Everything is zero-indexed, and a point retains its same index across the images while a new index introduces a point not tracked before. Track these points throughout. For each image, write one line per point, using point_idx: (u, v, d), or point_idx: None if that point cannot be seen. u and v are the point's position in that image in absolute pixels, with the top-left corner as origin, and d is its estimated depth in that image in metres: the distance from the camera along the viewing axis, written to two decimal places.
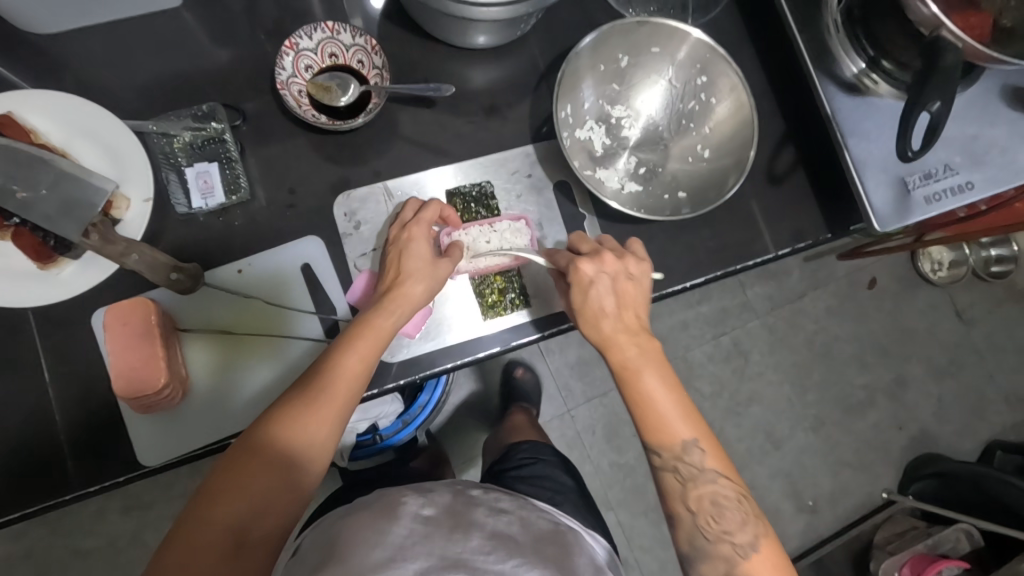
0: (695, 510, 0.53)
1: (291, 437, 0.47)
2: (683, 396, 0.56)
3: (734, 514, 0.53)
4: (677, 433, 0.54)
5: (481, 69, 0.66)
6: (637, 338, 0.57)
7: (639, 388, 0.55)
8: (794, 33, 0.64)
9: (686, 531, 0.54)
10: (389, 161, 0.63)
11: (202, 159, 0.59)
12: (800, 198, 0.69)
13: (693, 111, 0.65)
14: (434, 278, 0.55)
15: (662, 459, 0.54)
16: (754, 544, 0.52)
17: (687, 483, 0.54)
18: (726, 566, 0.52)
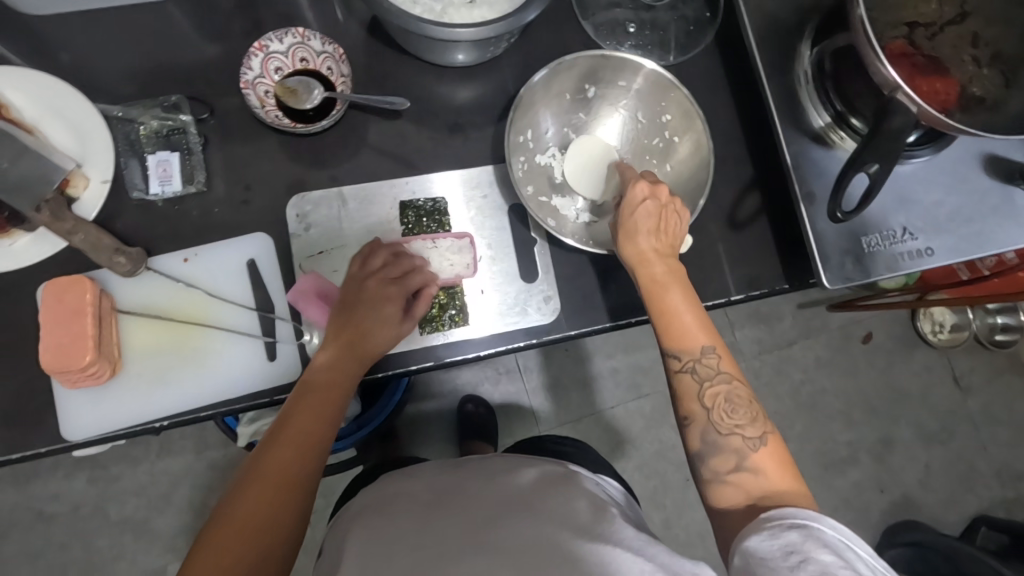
0: (710, 405, 0.53)
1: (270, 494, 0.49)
2: (702, 310, 0.56)
3: (746, 412, 0.53)
4: (696, 339, 0.54)
5: (452, 87, 0.67)
6: (654, 250, 0.56)
7: (663, 301, 0.55)
8: (764, 80, 0.63)
9: (699, 427, 0.53)
10: (348, 168, 0.64)
11: (165, 148, 0.61)
12: (761, 247, 0.68)
13: (656, 148, 0.65)
14: (391, 322, 0.56)
15: (680, 362, 0.54)
16: (763, 440, 0.52)
17: (703, 382, 0.53)
18: (736, 459, 0.51)
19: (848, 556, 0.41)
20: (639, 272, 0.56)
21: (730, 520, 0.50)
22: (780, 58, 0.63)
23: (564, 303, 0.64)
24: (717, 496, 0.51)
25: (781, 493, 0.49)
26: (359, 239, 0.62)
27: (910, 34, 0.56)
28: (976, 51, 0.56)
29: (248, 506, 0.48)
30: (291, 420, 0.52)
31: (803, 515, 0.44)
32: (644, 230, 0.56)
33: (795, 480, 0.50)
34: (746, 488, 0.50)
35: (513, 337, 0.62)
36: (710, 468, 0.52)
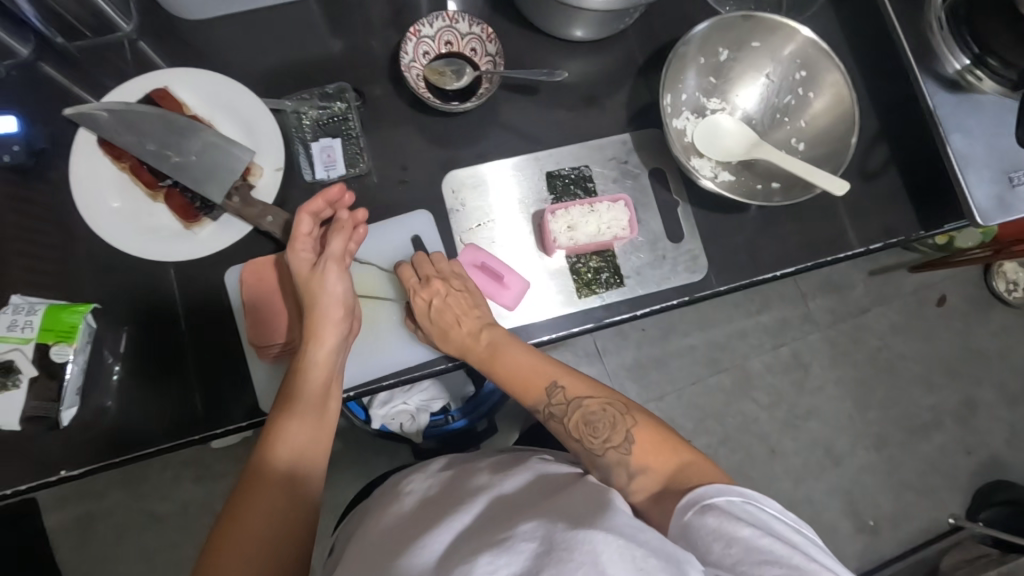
0: (578, 435, 0.54)
1: (261, 481, 0.50)
2: (536, 351, 0.59)
3: (607, 426, 0.53)
4: (540, 382, 0.57)
5: (580, 59, 0.69)
6: (550, 369, 0.57)
7: (505, 374, 0.58)
8: (898, 31, 0.65)
9: (584, 460, 0.54)
10: (491, 144, 0.67)
11: (326, 135, 0.64)
12: (894, 195, 0.69)
13: (788, 106, 0.67)
14: (332, 282, 0.56)
15: (550, 408, 0.56)
16: (630, 440, 0.52)
17: (562, 417, 0.55)
18: (627, 472, 0.51)
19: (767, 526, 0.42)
20: (555, 380, 0.57)
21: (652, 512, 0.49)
22: (910, 8, 0.66)
23: (707, 260, 0.66)
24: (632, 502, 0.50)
25: (675, 472, 0.49)
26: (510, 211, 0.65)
27: None
28: None
29: (238, 507, 0.49)
30: (249, 502, 0.49)
31: (716, 492, 0.45)
32: (504, 346, 0.58)
33: (680, 466, 0.50)
34: (649, 484, 0.50)
35: (665, 296, 0.65)
36: (617, 490, 0.51)
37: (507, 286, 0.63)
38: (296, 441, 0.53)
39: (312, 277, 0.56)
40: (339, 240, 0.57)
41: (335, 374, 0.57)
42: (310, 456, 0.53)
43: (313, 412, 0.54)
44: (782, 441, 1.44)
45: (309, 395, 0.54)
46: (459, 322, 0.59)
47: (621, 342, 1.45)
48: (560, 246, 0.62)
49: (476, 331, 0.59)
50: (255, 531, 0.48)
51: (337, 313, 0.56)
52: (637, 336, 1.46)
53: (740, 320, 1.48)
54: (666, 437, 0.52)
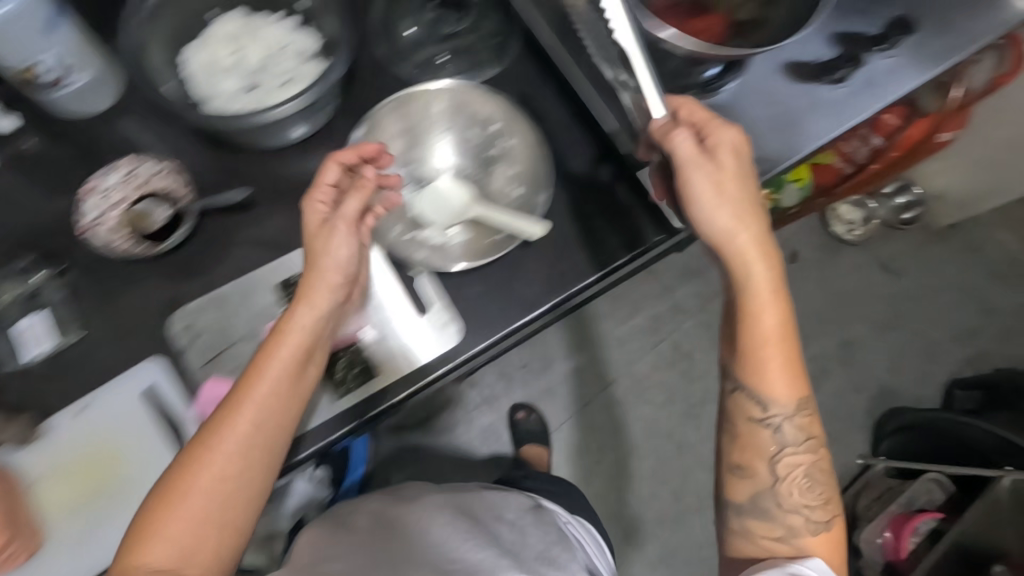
0: (781, 475, 0.62)
1: (198, 469, 0.52)
2: (780, 285, 0.60)
3: (822, 492, 0.63)
4: (789, 398, 0.61)
5: (294, 163, 0.70)
6: (766, 263, 0.59)
7: (761, 324, 0.59)
8: (570, 69, 0.71)
9: (763, 485, 0.63)
10: (217, 270, 0.65)
11: (29, 312, 0.62)
12: (628, 208, 0.69)
13: (497, 159, 0.71)
14: (332, 241, 0.58)
15: (767, 413, 0.61)
16: (825, 524, 0.63)
17: (787, 446, 0.62)
18: (784, 530, 0.62)
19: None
20: (751, 272, 0.59)
21: (756, 565, 0.63)
22: (572, 44, 0.71)
23: (458, 320, 0.66)
24: (742, 543, 0.65)
25: (798, 551, 0.62)
26: (247, 332, 0.63)
27: None
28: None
29: (129, 528, 0.52)
30: (195, 464, 0.53)
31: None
32: (732, 209, 0.58)
33: (833, 550, 0.63)
34: (768, 547, 0.63)
35: (422, 373, 0.65)
36: (748, 525, 0.64)
37: None
38: (262, 412, 0.54)
39: (322, 232, 0.58)
40: (355, 200, 0.59)
41: (320, 342, 0.59)
42: (268, 434, 0.55)
43: (283, 387, 0.55)
44: (685, 434, 1.46)
45: (285, 364, 0.56)
46: (728, 180, 0.58)
47: (508, 384, 1.45)
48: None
49: (733, 227, 0.58)
50: (188, 484, 0.52)
51: (334, 279, 0.57)
52: (522, 373, 1.46)
53: (617, 328, 1.50)
54: (802, 388, 0.62)
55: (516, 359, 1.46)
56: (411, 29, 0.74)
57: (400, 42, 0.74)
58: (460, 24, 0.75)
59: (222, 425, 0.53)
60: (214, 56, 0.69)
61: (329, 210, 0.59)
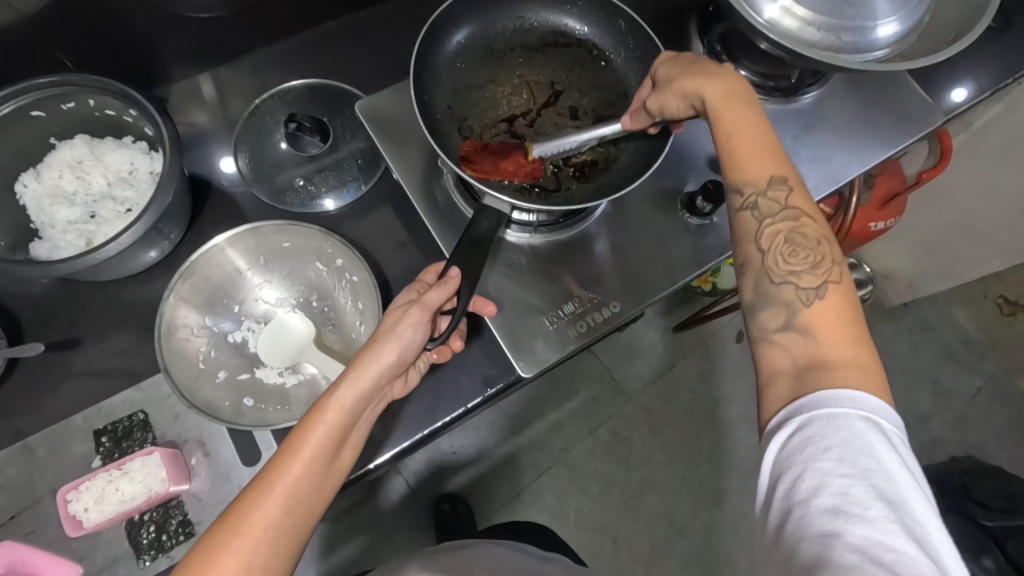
0: (768, 245, 0.51)
1: (217, 557, 0.43)
2: (752, 110, 0.53)
3: (808, 256, 0.50)
4: (762, 171, 0.52)
5: (137, 292, 0.67)
6: (718, 79, 0.53)
7: (735, 143, 0.52)
8: (415, 198, 0.65)
9: (753, 273, 0.51)
10: (39, 416, 0.62)
11: None
12: (484, 345, 0.67)
13: (344, 290, 0.65)
14: (409, 317, 0.53)
15: (743, 197, 0.52)
16: (822, 289, 0.48)
17: (765, 219, 0.51)
18: (787, 316, 0.48)
19: (856, 458, 0.40)
20: (705, 96, 0.53)
21: (773, 385, 0.46)
22: (426, 172, 0.67)
23: None
24: (764, 346, 0.48)
25: (828, 355, 0.45)
26: (57, 486, 0.58)
27: (511, 127, 0.61)
28: (577, 121, 0.62)
29: None
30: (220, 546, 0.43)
31: (825, 399, 0.43)
32: (679, 76, 0.55)
33: (854, 343, 0.46)
34: (791, 346, 0.47)
35: None
36: (757, 321, 0.49)
37: None
38: (300, 477, 0.47)
39: (394, 313, 0.54)
40: (440, 292, 0.53)
41: (357, 421, 0.53)
42: (299, 517, 0.46)
43: (322, 461, 0.48)
44: (621, 527, 1.38)
45: (323, 441, 0.49)
46: (690, 71, 0.55)
47: (436, 471, 1.39)
48: (88, 525, 0.56)
49: (680, 71, 0.55)
50: (237, 561, 0.43)
51: (390, 360, 0.52)
52: (452, 460, 1.40)
53: (553, 411, 1.45)
54: (772, 159, 0.52)
55: (446, 444, 1.40)
56: (282, 144, 0.72)
57: (262, 164, 0.72)
58: (322, 146, 0.73)
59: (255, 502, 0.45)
60: (55, 180, 0.66)
61: (415, 293, 0.56)
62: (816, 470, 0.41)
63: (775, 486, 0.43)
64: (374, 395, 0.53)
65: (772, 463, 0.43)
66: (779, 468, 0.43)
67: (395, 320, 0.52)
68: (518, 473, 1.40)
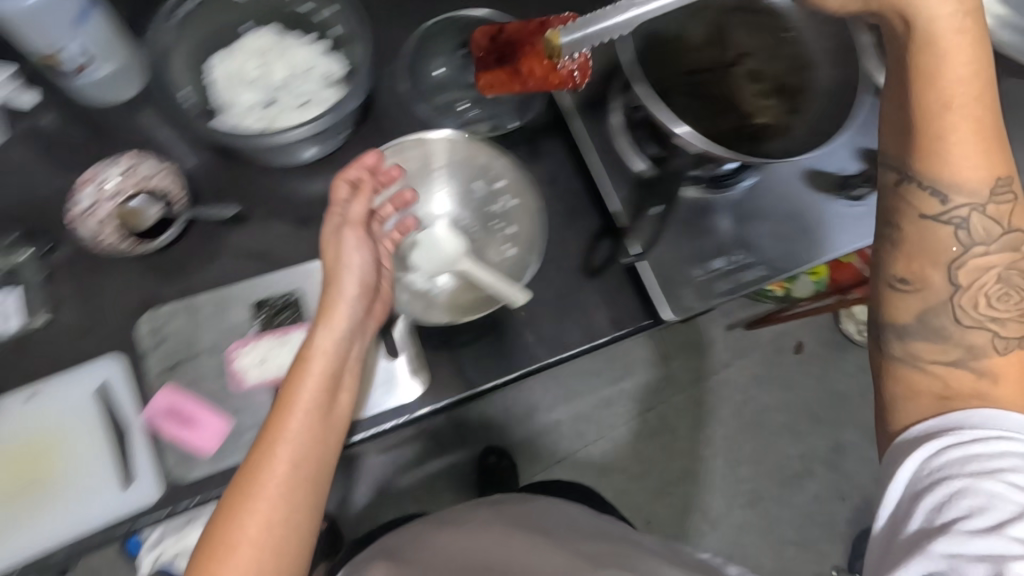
0: (968, 283, 0.49)
1: (245, 514, 0.46)
2: (981, 74, 0.46)
3: (1011, 303, 0.49)
4: (993, 169, 0.48)
5: (299, 183, 0.70)
6: (958, 7, 0.45)
7: (948, 101, 0.46)
8: (583, 135, 0.68)
9: (930, 298, 0.50)
10: (201, 277, 0.65)
11: (6, 288, 0.61)
12: (618, 289, 0.70)
13: (497, 213, 0.68)
14: (356, 253, 0.55)
15: (947, 205, 0.49)
16: (1013, 343, 0.48)
17: (970, 245, 0.49)
18: (943, 350, 0.49)
19: (1018, 480, 0.43)
20: (931, 28, 0.46)
21: (917, 404, 0.49)
22: (593, 113, 0.68)
23: (427, 375, 0.65)
24: (913, 376, 0.50)
25: (987, 396, 0.47)
26: (215, 344, 0.62)
27: (695, 80, 0.63)
28: (759, 85, 0.63)
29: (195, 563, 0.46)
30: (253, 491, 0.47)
31: (986, 419, 0.46)
32: None
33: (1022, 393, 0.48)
34: (948, 379, 0.49)
35: (392, 415, 0.64)
36: (909, 349, 0.50)
37: (198, 427, 0.59)
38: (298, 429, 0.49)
39: (332, 244, 0.55)
40: (360, 205, 0.56)
41: (348, 363, 0.54)
42: (310, 472, 0.49)
43: (315, 412, 0.50)
44: (657, 510, 1.41)
45: (313, 393, 0.50)
46: None
47: (486, 424, 1.41)
48: (248, 384, 0.60)
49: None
50: (260, 517, 0.46)
51: (355, 293, 0.54)
52: (503, 417, 1.42)
53: (607, 388, 1.47)
54: (994, 153, 0.48)
55: (499, 400, 1.42)
56: (440, 70, 0.75)
57: (427, 85, 0.75)
58: None
59: (263, 461, 0.48)
60: (241, 64, 0.69)
61: (339, 215, 0.56)
62: (977, 491, 0.44)
63: (917, 497, 0.47)
64: (354, 336, 0.54)
65: (917, 477, 0.47)
66: (925, 482, 0.46)
67: (338, 250, 0.54)
68: (564, 440, 1.43)
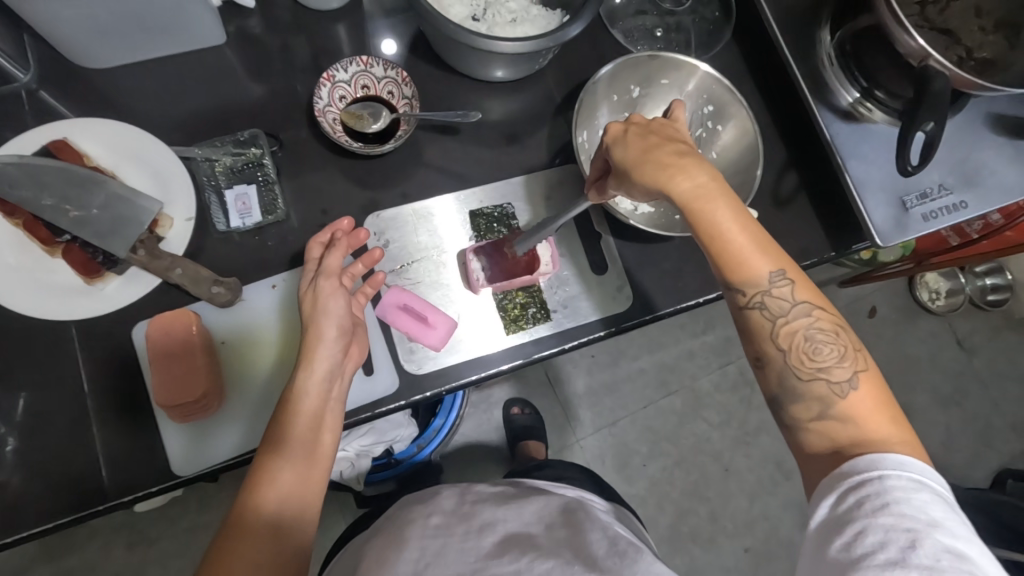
0: (787, 347, 0.49)
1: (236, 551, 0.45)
2: (754, 225, 0.49)
3: (831, 348, 0.48)
4: (758, 269, 0.49)
5: (500, 101, 0.71)
6: (694, 173, 0.48)
7: (716, 233, 0.48)
8: (791, 66, 0.69)
9: (775, 369, 0.50)
10: (415, 185, 0.67)
11: (241, 182, 0.63)
12: (806, 220, 0.72)
13: (700, 138, 0.69)
14: (335, 296, 0.56)
15: (746, 296, 0.49)
16: (852, 381, 0.47)
17: (777, 318, 0.49)
18: (820, 407, 0.48)
19: (905, 511, 0.41)
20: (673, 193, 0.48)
21: (815, 469, 0.47)
22: (802, 45, 0.69)
23: (629, 292, 0.67)
24: (804, 440, 0.48)
25: (878, 442, 0.45)
26: (437, 249, 0.65)
27: (922, 12, 0.64)
28: (982, 20, 0.63)
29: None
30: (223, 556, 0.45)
31: (869, 462, 0.44)
32: (640, 169, 0.48)
33: (896, 423, 0.46)
34: (831, 434, 0.47)
35: (592, 328, 0.66)
36: (790, 412, 0.49)
37: (432, 325, 0.62)
38: (265, 513, 0.47)
39: (309, 295, 0.55)
40: (337, 254, 0.57)
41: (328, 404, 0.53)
42: (289, 514, 0.48)
43: (298, 458, 0.50)
44: (734, 460, 1.45)
45: (295, 438, 0.50)
46: (666, 161, 0.48)
47: (572, 369, 1.44)
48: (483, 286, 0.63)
49: (640, 161, 0.49)
50: (250, 558, 0.45)
51: (331, 334, 0.54)
52: (588, 362, 1.45)
53: (688, 341, 1.50)
54: (765, 252, 0.49)
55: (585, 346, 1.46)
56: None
57: (620, 10, 0.75)
58: (682, 3, 0.76)
59: (248, 502, 0.47)
60: None
61: (316, 268, 0.57)
62: (878, 526, 0.41)
63: (828, 535, 0.43)
64: (333, 386, 0.54)
65: (818, 525, 0.44)
66: (832, 529, 0.43)
67: (316, 301, 0.55)
68: (647, 388, 1.46)
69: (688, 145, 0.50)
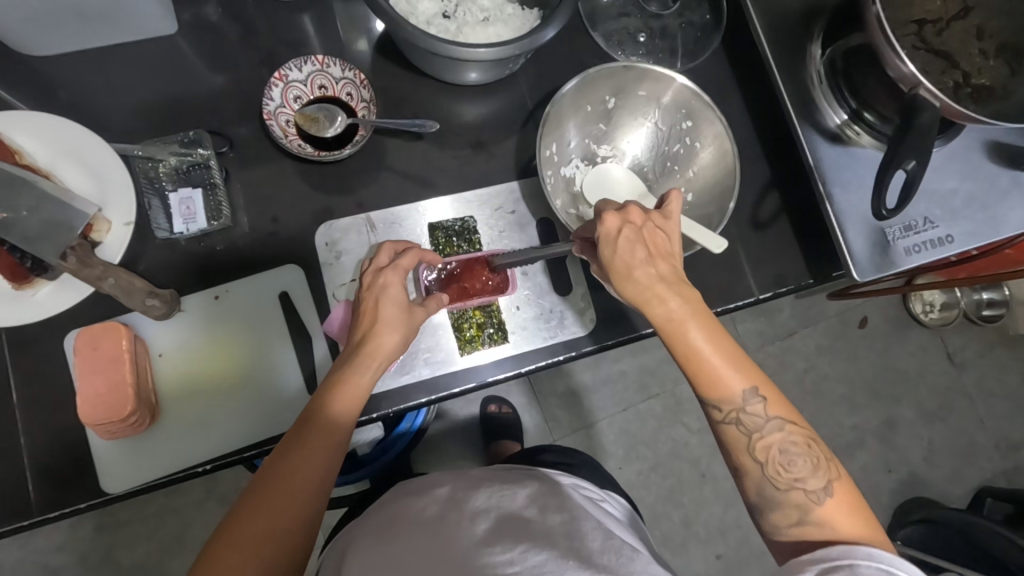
0: (763, 461, 0.46)
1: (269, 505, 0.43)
2: (729, 342, 0.47)
3: (806, 459, 0.45)
4: (732, 385, 0.46)
5: (469, 105, 0.67)
6: (669, 301, 0.47)
7: (689, 349, 0.47)
8: (778, 81, 0.65)
9: (754, 481, 0.46)
10: (373, 192, 0.64)
11: (187, 185, 0.60)
12: (785, 245, 0.68)
13: (677, 154, 0.66)
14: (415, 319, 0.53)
15: (722, 412, 0.47)
16: (827, 489, 0.44)
17: (753, 433, 0.46)
18: (798, 515, 0.44)
19: None
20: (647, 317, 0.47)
21: None
22: (791, 59, 0.65)
23: (593, 313, 0.64)
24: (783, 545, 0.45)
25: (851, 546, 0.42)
26: None
27: (919, 31, 0.59)
28: (983, 43, 0.59)
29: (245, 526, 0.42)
30: (307, 438, 0.47)
31: (841, 551, 0.40)
32: (618, 282, 0.48)
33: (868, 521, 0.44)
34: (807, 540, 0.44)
35: (551, 351, 0.63)
36: (769, 523, 0.46)
37: None
38: (339, 420, 0.48)
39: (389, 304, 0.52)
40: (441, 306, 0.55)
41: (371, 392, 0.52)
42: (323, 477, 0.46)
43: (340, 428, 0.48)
44: (712, 465, 1.44)
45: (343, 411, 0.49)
46: (644, 282, 0.47)
47: None
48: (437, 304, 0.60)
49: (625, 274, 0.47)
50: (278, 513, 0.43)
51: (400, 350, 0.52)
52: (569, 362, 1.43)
53: None
54: (742, 370, 0.47)
55: None
56: None
57: (603, 10, 0.70)
58: (670, 6, 0.71)
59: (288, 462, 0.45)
60: None
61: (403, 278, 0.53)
62: None
63: None
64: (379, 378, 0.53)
65: None
66: None
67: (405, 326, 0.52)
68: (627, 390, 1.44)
69: (672, 264, 0.48)
